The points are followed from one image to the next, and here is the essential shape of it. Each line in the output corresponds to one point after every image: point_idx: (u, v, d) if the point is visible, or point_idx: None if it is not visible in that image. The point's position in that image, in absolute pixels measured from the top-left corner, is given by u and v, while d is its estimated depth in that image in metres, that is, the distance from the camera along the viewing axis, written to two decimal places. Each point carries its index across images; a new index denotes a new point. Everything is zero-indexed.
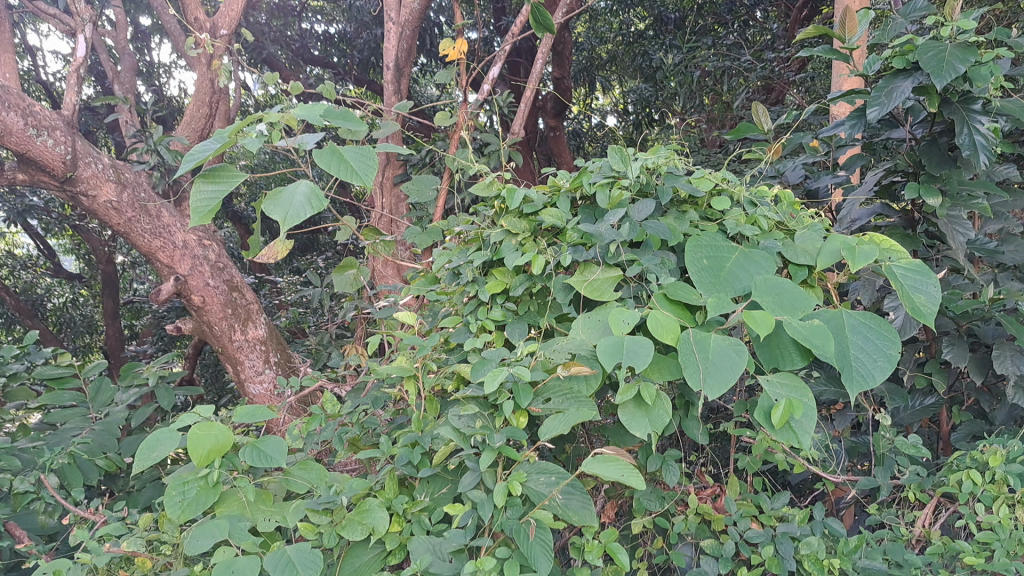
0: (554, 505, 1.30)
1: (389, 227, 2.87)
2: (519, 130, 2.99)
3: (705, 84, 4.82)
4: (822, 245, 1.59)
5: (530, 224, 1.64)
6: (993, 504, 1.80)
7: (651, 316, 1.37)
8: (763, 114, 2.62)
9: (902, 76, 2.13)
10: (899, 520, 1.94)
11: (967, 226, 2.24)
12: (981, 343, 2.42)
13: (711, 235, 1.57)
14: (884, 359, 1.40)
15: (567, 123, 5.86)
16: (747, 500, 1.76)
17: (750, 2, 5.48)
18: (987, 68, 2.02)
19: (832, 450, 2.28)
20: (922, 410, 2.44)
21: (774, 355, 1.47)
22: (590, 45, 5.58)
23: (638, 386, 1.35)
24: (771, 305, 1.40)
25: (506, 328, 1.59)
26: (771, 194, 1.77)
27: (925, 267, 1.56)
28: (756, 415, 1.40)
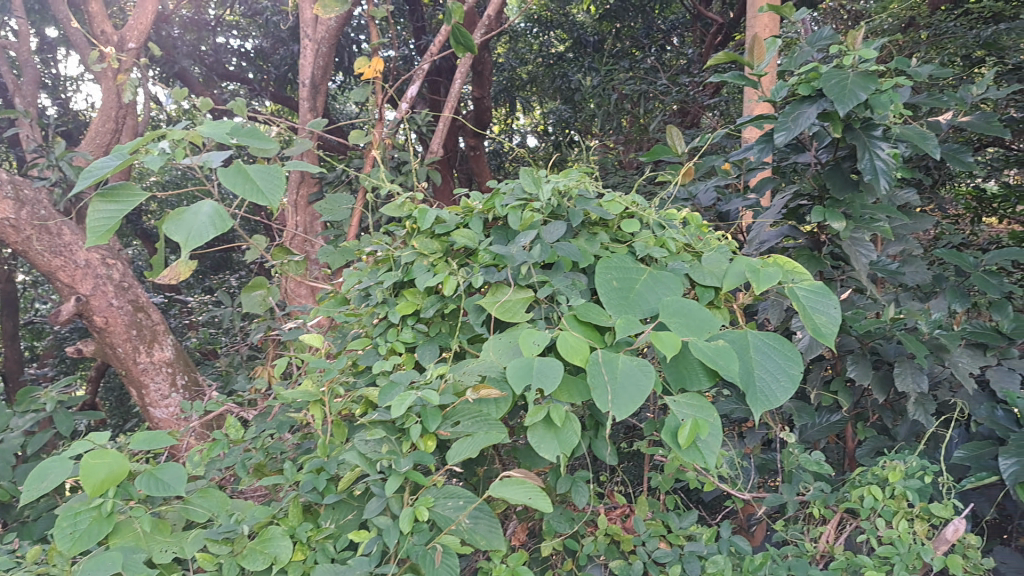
0: (461, 529, 1.31)
1: (302, 246, 2.82)
2: (436, 150, 2.97)
3: (622, 106, 4.90)
4: (728, 267, 1.62)
5: (442, 245, 1.61)
6: (893, 518, 1.85)
7: (561, 337, 1.37)
8: (677, 137, 2.67)
9: (807, 102, 2.20)
10: (805, 537, 1.98)
11: (869, 248, 2.35)
12: (883, 361, 2.49)
13: (621, 258, 1.59)
14: (787, 379, 1.44)
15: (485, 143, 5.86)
16: (656, 519, 1.77)
17: (667, 26, 5.58)
18: (887, 96, 2.09)
19: (743, 468, 2.33)
20: (828, 426, 2.56)
21: (680, 375, 1.50)
22: (510, 66, 5.61)
23: (548, 407, 1.36)
24: (678, 326, 1.42)
25: (416, 350, 1.55)
26: (679, 217, 1.81)
27: (826, 288, 1.62)
28: (663, 435, 1.41)
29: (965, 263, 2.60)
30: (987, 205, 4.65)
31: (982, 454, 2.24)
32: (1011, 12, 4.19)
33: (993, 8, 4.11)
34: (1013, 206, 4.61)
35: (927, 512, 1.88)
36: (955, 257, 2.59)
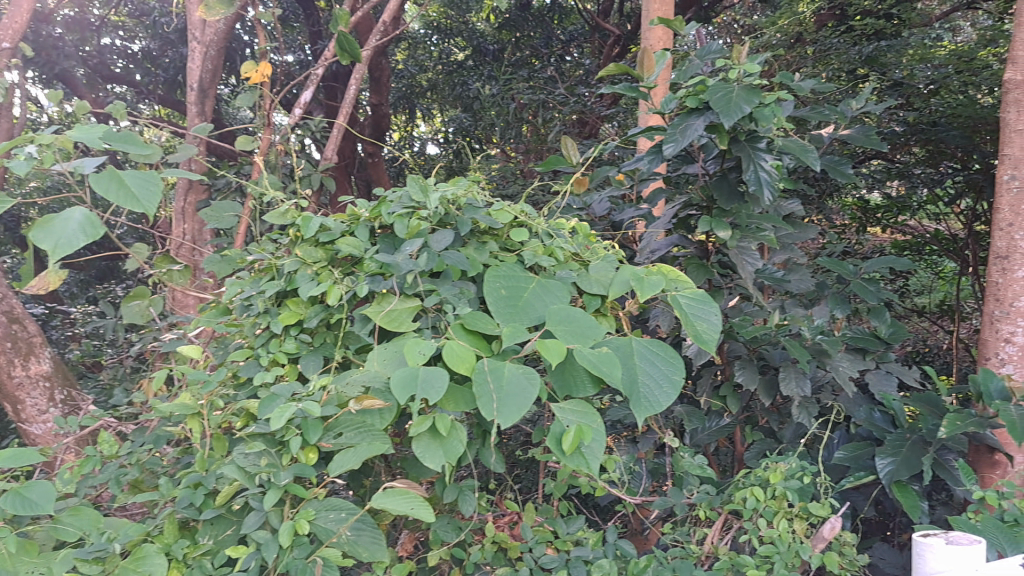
0: (343, 541, 1.30)
1: (189, 254, 2.74)
2: (331, 156, 2.92)
3: (521, 115, 4.94)
4: (614, 276, 1.65)
5: (327, 253, 1.59)
6: (774, 518, 1.91)
7: (447, 346, 1.37)
8: (572, 147, 2.71)
9: (695, 115, 2.25)
10: (690, 539, 2.03)
11: (754, 256, 2.43)
12: (769, 366, 2.57)
13: (510, 267, 1.59)
14: (670, 385, 1.47)
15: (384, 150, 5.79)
16: (543, 525, 1.80)
17: (566, 36, 5.60)
18: (770, 109, 2.16)
19: (635, 473, 2.37)
20: (718, 430, 2.62)
21: (567, 382, 1.51)
22: (409, 73, 5.56)
23: (432, 417, 1.35)
24: (564, 333, 1.43)
25: (300, 361, 1.52)
26: (568, 226, 1.82)
27: (707, 296, 1.66)
28: (547, 441, 1.42)
29: (846, 271, 2.71)
30: (871, 215, 4.85)
31: (861, 454, 2.34)
32: (891, 30, 4.33)
33: (874, 26, 4.30)
34: (896, 216, 4.84)
35: (805, 512, 1.95)
36: (837, 264, 2.69)
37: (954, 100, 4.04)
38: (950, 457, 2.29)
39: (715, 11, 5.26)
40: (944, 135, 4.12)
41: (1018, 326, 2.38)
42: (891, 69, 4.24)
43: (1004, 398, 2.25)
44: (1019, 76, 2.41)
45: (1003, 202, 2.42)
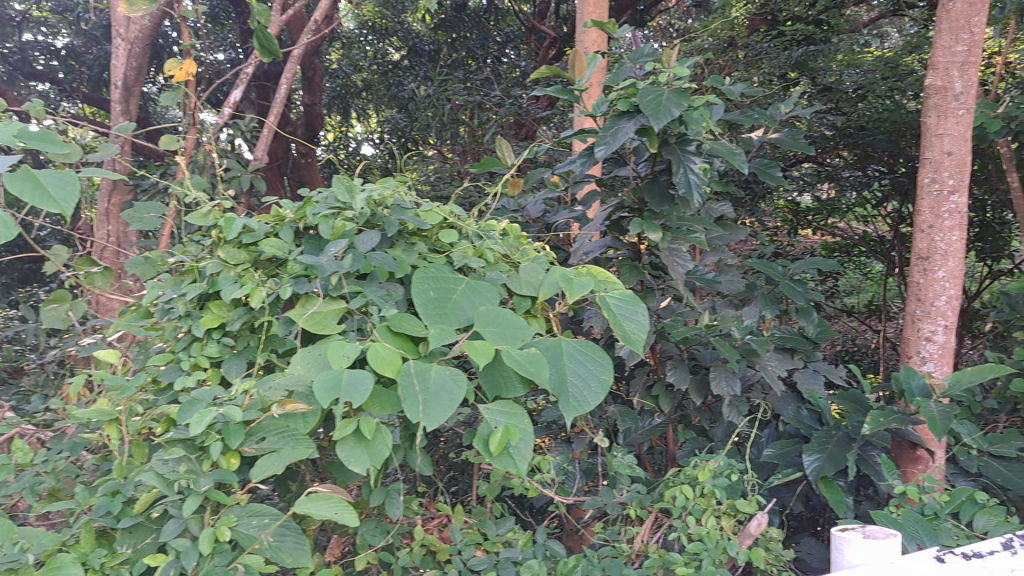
0: (265, 548, 1.28)
1: (114, 257, 2.67)
2: (261, 157, 2.87)
3: (457, 116, 4.91)
4: (544, 277, 1.65)
5: (250, 255, 1.57)
6: (703, 515, 1.94)
7: (372, 348, 1.36)
8: (506, 148, 2.70)
9: (625, 118, 2.26)
10: (622, 538, 2.04)
11: (685, 258, 2.44)
12: (700, 366, 2.61)
13: (439, 268, 1.58)
14: (598, 385, 1.49)
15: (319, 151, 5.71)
16: (472, 528, 1.80)
17: (502, 38, 5.58)
18: (699, 113, 2.21)
19: (568, 473, 2.38)
20: (651, 430, 2.63)
21: (496, 382, 1.50)
22: (344, 73, 5.49)
23: (357, 420, 1.34)
24: (492, 335, 1.43)
25: (223, 365, 1.49)
26: (498, 228, 1.81)
27: (635, 297, 1.68)
28: (474, 442, 1.41)
29: (774, 272, 2.75)
30: (802, 218, 4.95)
31: (788, 451, 2.38)
32: (821, 36, 4.41)
33: (803, 31, 4.37)
34: (825, 219, 4.94)
35: (733, 508, 1.98)
36: (766, 266, 2.73)
37: (881, 106, 4.17)
38: (873, 453, 2.35)
39: (650, 14, 5.30)
40: (871, 139, 4.24)
41: (938, 326, 2.46)
42: (820, 73, 4.34)
43: (925, 395, 2.32)
44: (939, 82, 2.44)
45: (924, 205, 2.48)
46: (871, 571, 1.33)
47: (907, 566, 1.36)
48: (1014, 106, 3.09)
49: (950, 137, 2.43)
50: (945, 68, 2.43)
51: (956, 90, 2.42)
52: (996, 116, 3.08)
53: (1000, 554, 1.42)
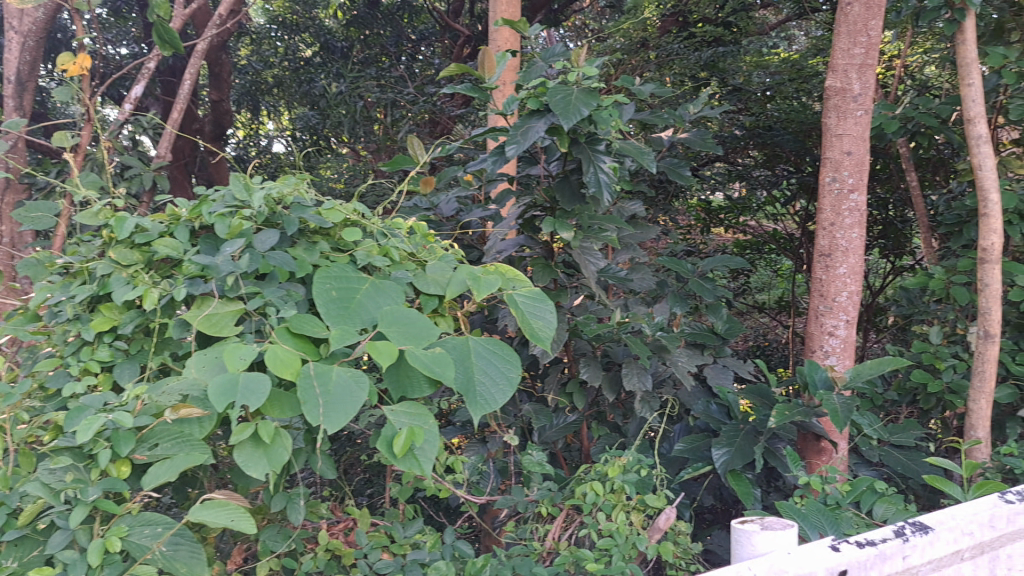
0: (157, 558, 1.25)
1: (6, 258, 2.56)
2: (164, 154, 2.78)
3: (370, 113, 4.90)
4: (451, 276, 1.63)
5: (143, 255, 1.52)
6: (612, 511, 1.95)
7: (270, 349, 1.33)
8: (418, 146, 2.66)
9: (535, 117, 2.25)
10: (533, 536, 2.05)
11: (597, 257, 2.44)
12: (613, 363, 2.62)
13: (342, 267, 1.54)
14: (506, 383, 1.48)
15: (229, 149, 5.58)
16: (378, 531, 1.79)
17: (417, 35, 5.50)
18: (607, 112, 2.23)
19: (482, 473, 2.37)
20: (565, 427, 2.64)
21: (401, 382, 1.46)
22: (253, 70, 5.38)
23: (256, 424, 1.31)
24: (396, 335, 1.40)
25: (115, 370, 1.45)
26: (405, 226, 1.78)
27: (543, 295, 1.68)
28: (378, 444, 1.38)
29: (684, 270, 2.79)
30: (714, 216, 5.02)
31: (698, 446, 2.42)
32: (730, 38, 4.50)
33: (713, 33, 4.44)
34: (737, 217, 5.04)
35: (642, 504, 2.00)
36: (677, 263, 2.77)
37: (788, 107, 4.30)
38: (780, 445, 2.41)
39: (564, 14, 5.25)
40: (779, 139, 4.38)
41: (840, 321, 2.53)
42: (729, 74, 4.42)
43: (828, 388, 2.39)
44: (839, 83, 2.51)
45: (825, 203, 2.55)
46: (768, 563, 1.34)
47: (804, 554, 1.39)
48: (911, 106, 3.20)
49: (850, 137, 2.49)
50: (844, 70, 2.50)
51: (855, 91, 2.48)
52: (894, 116, 3.19)
53: (892, 542, 1.45)
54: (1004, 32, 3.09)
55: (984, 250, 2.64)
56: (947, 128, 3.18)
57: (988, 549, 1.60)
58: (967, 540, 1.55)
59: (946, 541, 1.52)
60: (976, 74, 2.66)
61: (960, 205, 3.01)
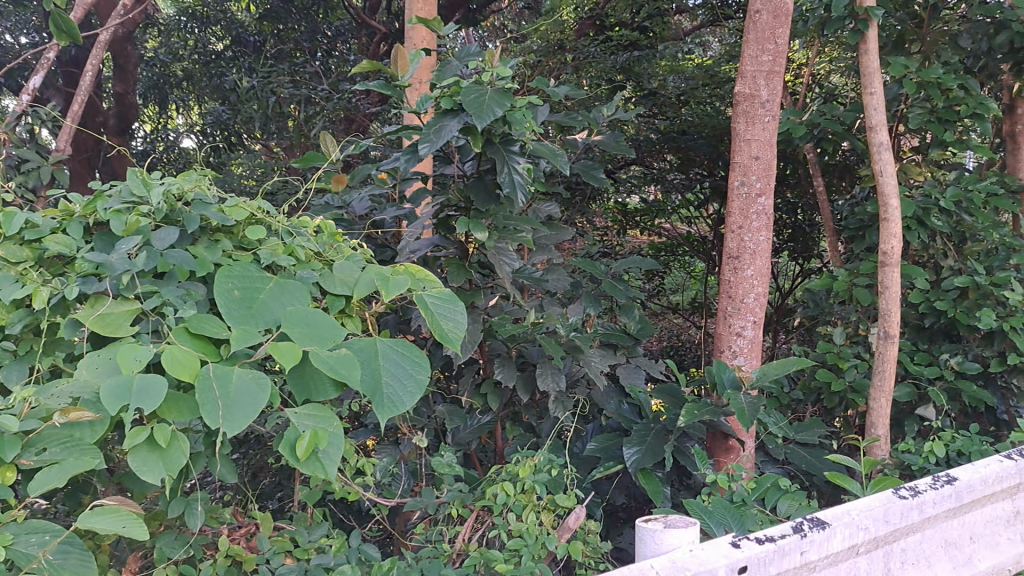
0: (44, 568, 1.19)
1: None
2: (64, 148, 2.69)
3: (283, 109, 4.77)
4: (359, 275, 1.59)
5: (33, 252, 1.46)
6: (522, 511, 1.95)
7: (167, 350, 1.28)
8: (330, 143, 2.60)
9: (449, 116, 2.22)
10: (443, 538, 2.03)
11: (512, 257, 2.44)
12: (528, 363, 2.62)
13: (245, 266, 1.49)
14: (414, 385, 1.44)
15: (136, 143, 5.43)
16: (282, 536, 1.77)
17: (332, 32, 5.41)
18: (521, 113, 2.22)
19: (394, 475, 2.35)
20: (479, 428, 2.61)
21: (305, 385, 1.42)
22: (161, 62, 5.27)
23: (151, 428, 1.27)
24: (300, 336, 1.37)
25: (1, 371, 1.40)
26: (312, 224, 1.75)
27: (455, 296, 1.63)
28: (280, 447, 1.34)
29: (597, 271, 2.81)
30: (630, 218, 5.10)
31: (610, 444, 2.45)
32: (645, 42, 4.56)
33: (629, 37, 4.50)
34: (652, 219, 5.12)
35: (552, 504, 2.01)
36: (590, 264, 2.79)
37: (701, 112, 4.44)
38: (690, 444, 2.45)
39: (482, 13, 5.22)
40: (693, 143, 4.50)
41: (747, 322, 2.58)
42: (645, 78, 4.46)
43: (735, 388, 2.43)
44: (747, 89, 2.56)
45: (733, 206, 2.60)
46: (670, 561, 1.36)
47: (706, 551, 1.41)
48: (817, 113, 3.29)
49: (757, 142, 2.55)
50: (753, 77, 2.55)
51: (763, 97, 2.54)
52: (801, 122, 3.28)
53: (790, 538, 1.48)
54: (905, 43, 3.22)
55: (884, 253, 2.73)
56: (851, 135, 3.28)
57: (882, 544, 1.65)
58: (863, 534, 1.59)
59: (842, 537, 1.56)
60: (878, 83, 2.74)
61: (863, 210, 3.12)
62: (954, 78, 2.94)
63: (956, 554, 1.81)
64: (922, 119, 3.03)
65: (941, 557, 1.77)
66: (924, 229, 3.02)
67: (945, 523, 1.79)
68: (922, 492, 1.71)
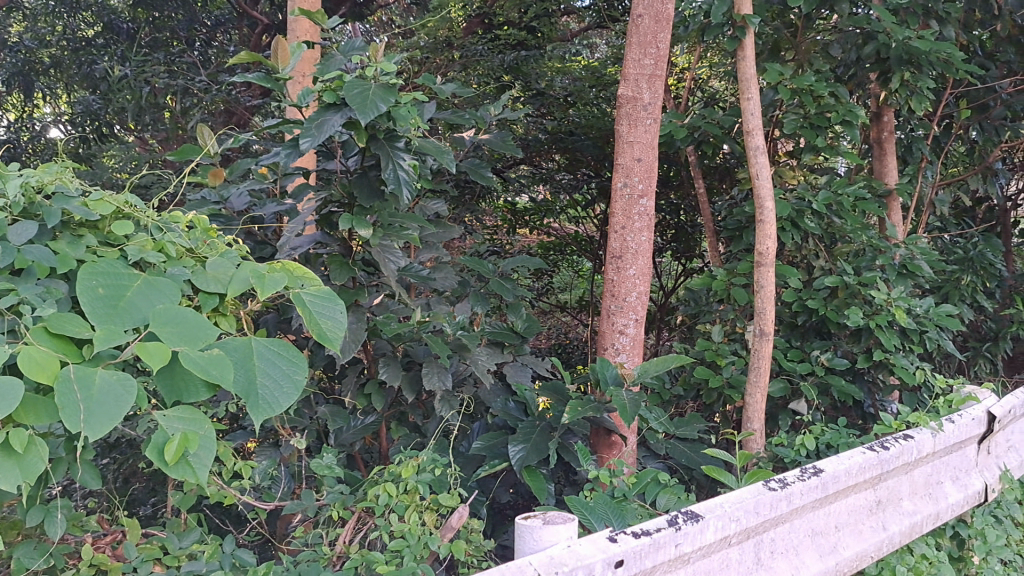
0: None
1: None
2: None
3: (157, 100, 4.64)
4: (233, 272, 1.54)
5: None
6: (405, 511, 1.94)
7: (23, 351, 1.21)
8: (208, 135, 2.52)
9: (331, 110, 2.18)
10: (323, 541, 2.00)
11: (397, 254, 2.40)
12: (413, 362, 2.61)
13: (110, 262, 1.42)
14: (290, 386, 1.40)
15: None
16: (151, 543, 1.71)
17: (212, 22, 5.24)
18: (406, 109, 2.19)
19: (274, 477, 2.30)
20: (363, 428, 2.57)
21: (175, 387, 1.36)
22: (25, 47, 5.00)
23: (5, 433, 1.19)
24: (169, 336, 1.31)
25: None
26: (184, 220, 1.69)
27: (333, 294, 1.60)
28: (147, 452, 1.28)
29: (485, 270, 2.82)
30: (519, 217, 5.12)
31: (495, 442, 2.45)
32: (533, 42, 4.62)
33: (517, 36, 4.56)
34: (541, 219, 5.15)
35: (436, 503, 1.99)
36: (477, 262, 2.78)
37: (589, 113, 4.47)
38: (574, 440, 2.48)
39: (369, 7, 5.16)
40: (580, 145, 4.52)
41: (629, 320, 2.63)
42: (532, 78, 4.53)
43: (618, 385, 2.47)
44: (630, 92, 2.60)
45: (616, 207, 2.64)
46: (548, 557, 1.37)
47: (584, 547, 1.43)
48: (698, 117, 3.38)
49: (640, 144, 2.60)
50: (635, 80, 2.60)
51: (645, 100, 2.59)
52: (682, 125, 3.36)
53: (665, 531, 1.52)
54: (780, 51, 3.35)
55: (760, 253, 2.82)
56: (729, 139, 3.38)
57: (752, 535, 1.71)
58: (734, 526, 1.64)
59: (714, 529, 1.60)
60: (755, 88, 2.82)
61: (740, 211, 3.23)
62: (825, 86, 3.06)
63: (822, 543, 1.89)
64: (796, 125, 3.15)
65: (808, 547, 1.85)
66: (798, 230, 3.13)
67: (811, 513, 1.87)
68: (789, 484, 1.78)
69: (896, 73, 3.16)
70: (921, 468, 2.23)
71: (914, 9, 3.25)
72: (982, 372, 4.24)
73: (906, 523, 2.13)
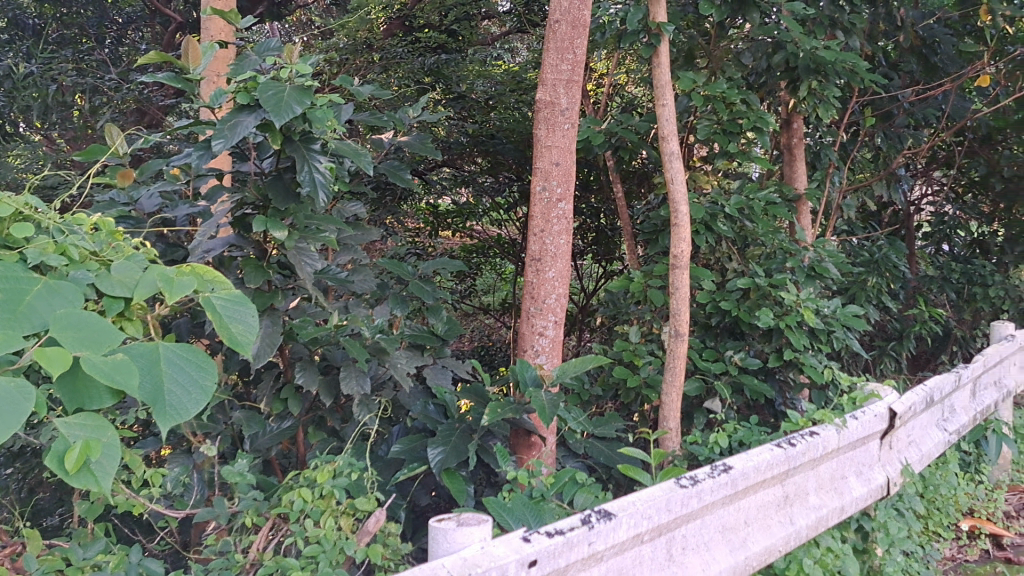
0: None
1: None
2: None
3: (64, 98, 4.52)
4: (139, 276, 1.51)
5: None
6: (320, 517, 1.93)
7: None
8: (116, 136, 2.45)
9: (245, 112, 2.15)
10: (236, 548, 1.97)
11: (313, 257, 2.37)
12: (331, 366, 2.59)
13: (9, 265, 1.38)
14: (198, 391, 1.38)
15: None
16: (54, 554, 1.67)
17: (123, 18, 5.09)
18: (322, 111, 2.17)
19: (186, 484, 2.25)
20: (279, 433, 2.55)
21: (78, 394, 1.33)
22: None
23: None
24: (71, 341, 1.28)
25: None
26: (87, 222, 1.65)
27: (244, 297, 1.58)
28: (47, 460, 1.25)
29: (405, 272, 2.80)
30: (441, 219, 5.13)
31: (415, 445, 2.45)
32: (454, 46, 4.61)
33: (437, 39, 4.53)
34: (463, 221, 5.20)
35: (352, 508, 1.98)
36: (396, 265, 2.77)
37: (510, 117, 4.53)
38: (494, 441, 2.49)
39: (288, 7, 5.11)
40: (501, 147, 4.64)
41: (549, 321, 2.67)
42: (453, 81, 4.54)
43: (537, 386, 2.48)
44: (548, 96, 2.63)
45: (535, 210, 2.66)
46: (461, 558, 1.37)
47: (498, 547, 1.44)
48: (615, 122, 3.43)
49: (557, 149, 2.63)
50: (553, 85, 2.62)
51: (562, 105, 2.62)
52: (600, 130, 3.40)
53: (578, 530, 1.54)
54: (694, 58, 3.42)
55: (675, 256, 2.87)
56: (645, 144, 3.44)
57: (664, 532, 1.75)
58: (646, 523, 1.67)
59: (627, 527, 1.63)
60: (670, 95, 2.85)
61: (656, 214, 3.29)
62: (736, 93, 3.14)
63: (731, 539, 1.94)
64: (709, 130, 3.21)
65: (718, 542, 1.90)
66: (711, 233, 3.20)
67: (722, 510, 1.92)
68: (700, 481, 1.82)
69: (805, 81, 3.25)
70: (827, 463, 2.31)
71: (820, 19, 3.36)
72: (887, 370, 4.37)
73: (811, 517, 2.21)
